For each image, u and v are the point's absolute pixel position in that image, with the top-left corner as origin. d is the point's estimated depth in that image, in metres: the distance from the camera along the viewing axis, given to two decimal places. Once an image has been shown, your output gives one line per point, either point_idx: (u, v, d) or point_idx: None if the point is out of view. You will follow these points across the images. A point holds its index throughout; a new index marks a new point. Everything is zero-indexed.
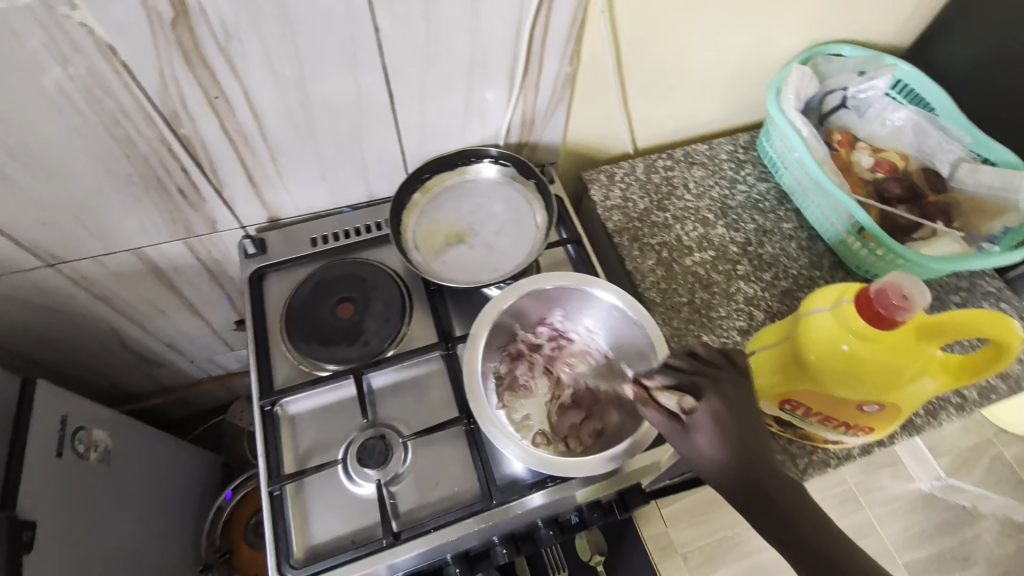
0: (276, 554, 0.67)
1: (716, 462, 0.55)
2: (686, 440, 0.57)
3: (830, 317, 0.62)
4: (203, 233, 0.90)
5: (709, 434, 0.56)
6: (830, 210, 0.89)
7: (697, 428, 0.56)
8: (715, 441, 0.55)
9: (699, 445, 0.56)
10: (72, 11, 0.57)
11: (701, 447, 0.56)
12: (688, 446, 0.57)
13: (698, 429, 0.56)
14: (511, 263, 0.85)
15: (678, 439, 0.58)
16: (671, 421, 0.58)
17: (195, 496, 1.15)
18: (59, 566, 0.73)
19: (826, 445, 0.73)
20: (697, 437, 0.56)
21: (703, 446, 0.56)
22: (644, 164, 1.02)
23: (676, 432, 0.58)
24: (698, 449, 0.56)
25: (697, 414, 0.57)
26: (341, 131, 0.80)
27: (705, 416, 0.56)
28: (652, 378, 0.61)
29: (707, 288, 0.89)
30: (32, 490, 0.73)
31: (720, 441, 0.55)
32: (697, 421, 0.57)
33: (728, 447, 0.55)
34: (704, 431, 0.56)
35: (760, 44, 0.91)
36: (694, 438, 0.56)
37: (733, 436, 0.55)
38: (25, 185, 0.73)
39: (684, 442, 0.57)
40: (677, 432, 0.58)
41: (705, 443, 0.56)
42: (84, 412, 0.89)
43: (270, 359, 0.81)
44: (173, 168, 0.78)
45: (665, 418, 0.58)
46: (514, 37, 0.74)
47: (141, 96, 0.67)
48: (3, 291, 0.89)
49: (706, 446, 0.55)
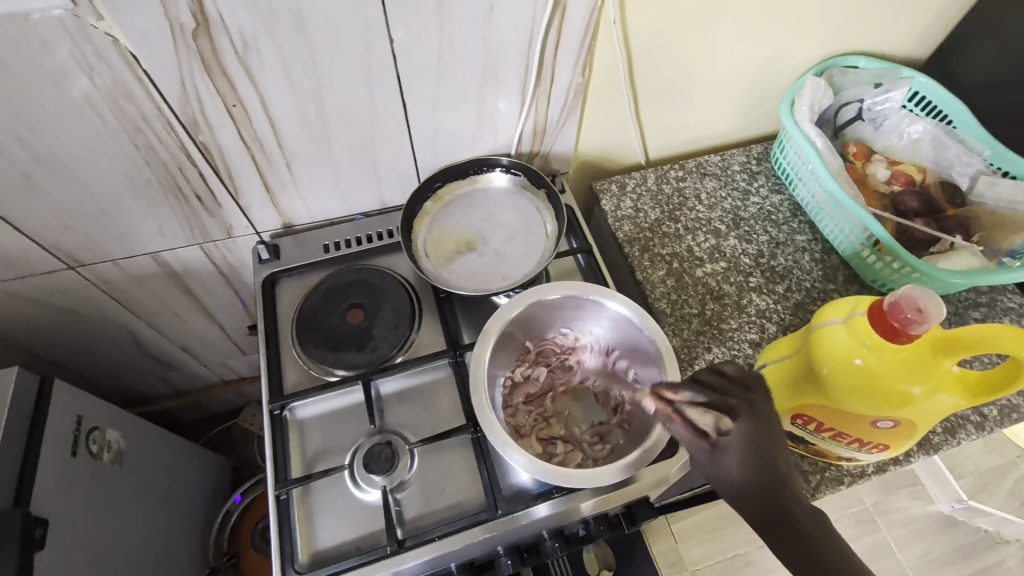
0: (281, 558, 0.68)
1: (735, 486, 0.52)
2: (710, 458, 0.54)
3: (843, 330, 0.61)
4: (219, 238, 0.92)
5: (737, 456, 0.52)
6: (845, 222, 0.87)
7: (724, 449, 0.53)
8: (740, 462, 0.52)
9: (726, 464, 0.52)
10: (98, 21, 0.59)
11: (724, 469, 0.52)
12: (708, 465, 0.54)
13: (723, 450, 0.53)
14: (521, 272, 0.85)
15: (702, 456, 0.55)
16: (694, 437, 0.55)
17: (205, 499, 1.16)
18: (70, 564, 0.74)
19: (839, 461, 0.72)
20: (725, 458, 0.53)
21: (726, 467, 0.52)
22: (655, 175, 1.01)
23: (697, 447, 0.55)
24: (720, 471, 0.53)
25: (724, 434, 0.54)
26: (355, 139, 0.81)
27: (732, 441, 0.53)
28: (679, 393, 0.58)
29: (718, 300, 0.88)
30: (46, 488, 0.74)
31: (743, 464, 0.52)
32: (725, 442, 0.53)
33: (753, 470, 0.51)
34: (730, 453, 0.52)
35: (774, 56, 0.91)
36: (718, 460, 0.53)
37: (758, 460, 0.51)
38: (49, 190, 0.76)
39: (704, 458, 0.55)
40: (702, 450, 0.54)
41: (732, 462, 0.52)
42: (98, 413, 0.90)
43: (281, 363, 0.82)
44: (191, 174, 0.79)
45: (693, 436, 0.55)
46: (527, 48, 0.75)
47: (162, 104, 0.69)
48: (25, 292, 0.92)
49: (729, 468, 0.52)
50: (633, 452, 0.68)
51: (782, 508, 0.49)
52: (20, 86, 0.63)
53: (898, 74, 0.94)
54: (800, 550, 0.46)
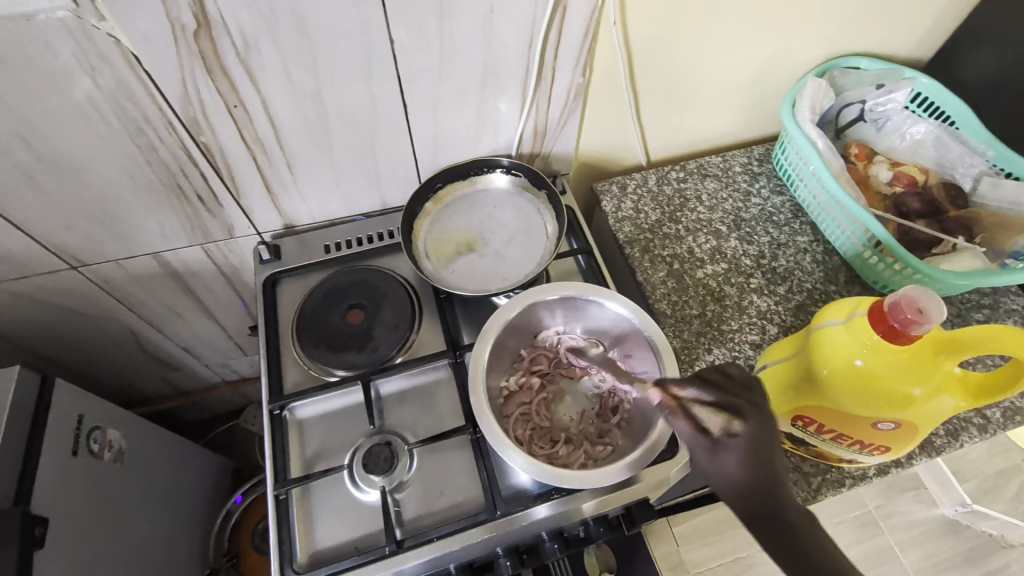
0: (280, 558, 0.68)
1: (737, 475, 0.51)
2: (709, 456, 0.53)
3: (843, 331, 0.61)
4: (221, 238, 0.92)
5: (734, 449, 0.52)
6: (846, 223, 0.87)
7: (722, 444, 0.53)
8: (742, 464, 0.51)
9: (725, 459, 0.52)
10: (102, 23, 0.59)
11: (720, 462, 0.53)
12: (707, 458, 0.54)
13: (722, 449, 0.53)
14: (521, 272, 0.85)
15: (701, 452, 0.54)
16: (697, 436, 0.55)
17: (205, 499, 1.16)
18: (70, 563, 0.75)
19: (840, 463, 0.71)
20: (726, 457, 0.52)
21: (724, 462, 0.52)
22: (656, 177, 1.01)
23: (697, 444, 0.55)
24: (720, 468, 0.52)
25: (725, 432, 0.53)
26: (355, 140, 0.81)
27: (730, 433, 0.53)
28: (685, 389, 0.57)
29: (719, 302, 0.87)
30: (47, 487, 0.75)
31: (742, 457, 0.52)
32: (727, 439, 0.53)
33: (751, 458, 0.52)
34: (732, 449, 0.52)
35: (775, 57, 0.91)
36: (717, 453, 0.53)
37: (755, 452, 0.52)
38: (52, 190, 0.76)
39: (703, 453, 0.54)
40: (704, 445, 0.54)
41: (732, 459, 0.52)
42: (100, 412, 0.90)
43: (281, 364, 0.82)
44: (193, 175, 0.80)
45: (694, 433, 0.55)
46: (528, 49, 0.75)
47: (164, 104, 0.69)
48: (27, 292, 0.92)
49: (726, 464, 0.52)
50: (633, 453, 0.68)
51: (774, 500, 0.49)
52: (23, 86, 0.63)
53: (900, 74, 0.94)
54: (788, 546, 0.45)
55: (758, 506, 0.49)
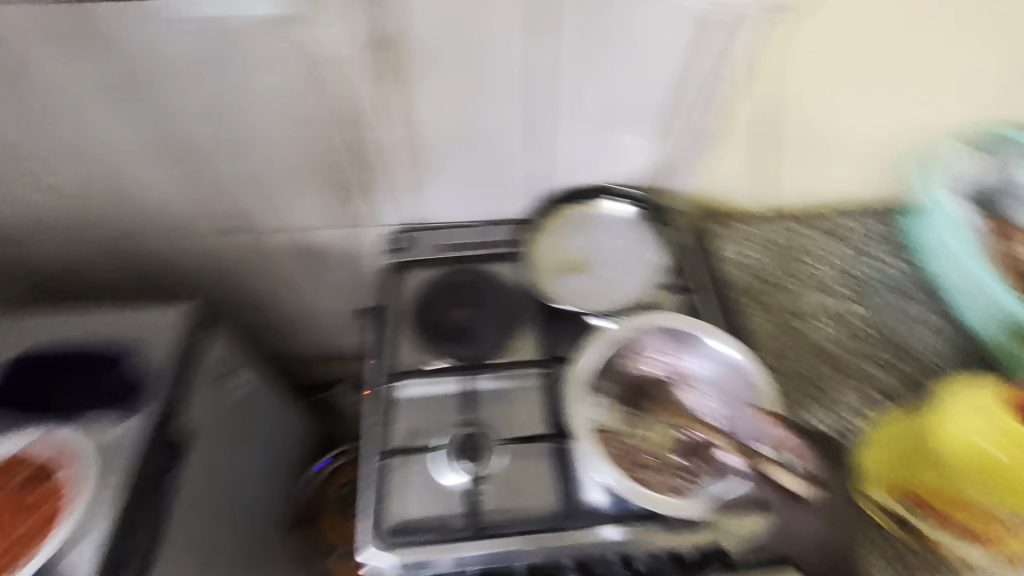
0: (370, 518, 0.74)
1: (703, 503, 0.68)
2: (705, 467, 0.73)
3: (966, 416, 0.75)
4: (353, 225, 1.02)
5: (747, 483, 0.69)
6: (983, 304, 0.81)
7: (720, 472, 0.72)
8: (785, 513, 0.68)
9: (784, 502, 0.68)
10: (369, 20, 0.74)
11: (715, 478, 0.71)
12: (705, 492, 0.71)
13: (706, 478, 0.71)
14: (628, 295, 0.89)
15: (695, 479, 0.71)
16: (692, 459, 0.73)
17: (304, 451, 1.25)
18: (200, 488, 0.87)
19: (946, 558, 0.67)
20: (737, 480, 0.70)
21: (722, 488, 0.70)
22: (777, 223, 0.98)
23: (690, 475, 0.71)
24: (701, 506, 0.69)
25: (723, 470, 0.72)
26: (497, 146, 0.90)
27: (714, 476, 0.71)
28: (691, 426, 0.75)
29: (830, 364, 0.84)
30: (194, 414, 0.89)
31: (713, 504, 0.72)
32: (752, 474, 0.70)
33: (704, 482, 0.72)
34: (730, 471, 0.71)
35: (925, 117, 0.88)
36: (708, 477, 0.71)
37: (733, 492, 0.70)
38: (229, 155, 0.89)
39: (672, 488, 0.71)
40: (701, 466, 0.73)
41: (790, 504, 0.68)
42: (234, 353, 1.01)
43: (392, 345, 0.89)
44: (349, 161, 0.91)
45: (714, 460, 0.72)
46: (665, 80, 0.82)
47: (350, 94, 0.82)
48: (181, 251, 1.05)
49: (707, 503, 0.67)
50: (713, 492, 0.69)
51: (846, 552, 0.67)
52: (259, 62, 0.78)
53: None
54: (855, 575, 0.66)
55: (829, 551, 0.67)
